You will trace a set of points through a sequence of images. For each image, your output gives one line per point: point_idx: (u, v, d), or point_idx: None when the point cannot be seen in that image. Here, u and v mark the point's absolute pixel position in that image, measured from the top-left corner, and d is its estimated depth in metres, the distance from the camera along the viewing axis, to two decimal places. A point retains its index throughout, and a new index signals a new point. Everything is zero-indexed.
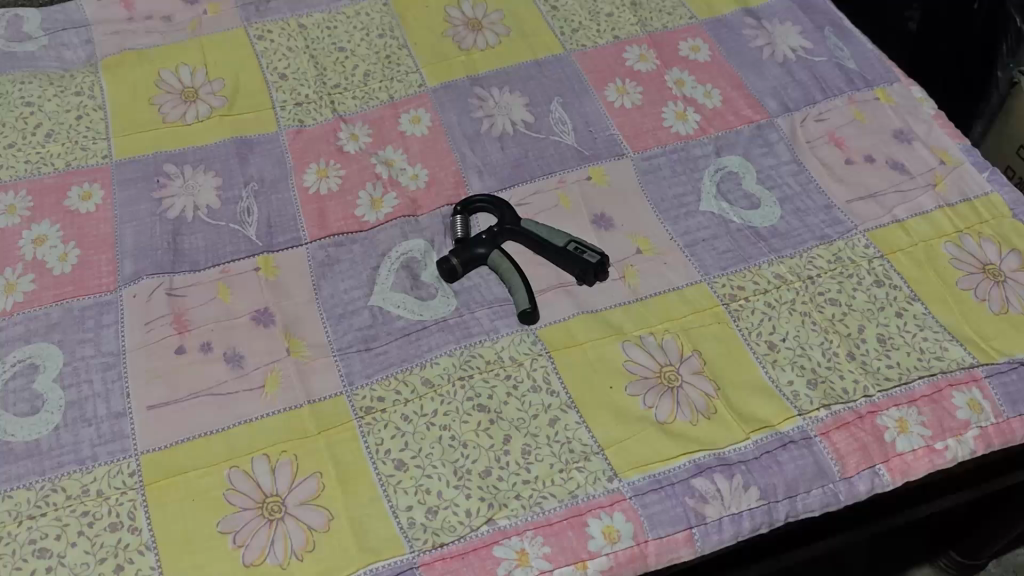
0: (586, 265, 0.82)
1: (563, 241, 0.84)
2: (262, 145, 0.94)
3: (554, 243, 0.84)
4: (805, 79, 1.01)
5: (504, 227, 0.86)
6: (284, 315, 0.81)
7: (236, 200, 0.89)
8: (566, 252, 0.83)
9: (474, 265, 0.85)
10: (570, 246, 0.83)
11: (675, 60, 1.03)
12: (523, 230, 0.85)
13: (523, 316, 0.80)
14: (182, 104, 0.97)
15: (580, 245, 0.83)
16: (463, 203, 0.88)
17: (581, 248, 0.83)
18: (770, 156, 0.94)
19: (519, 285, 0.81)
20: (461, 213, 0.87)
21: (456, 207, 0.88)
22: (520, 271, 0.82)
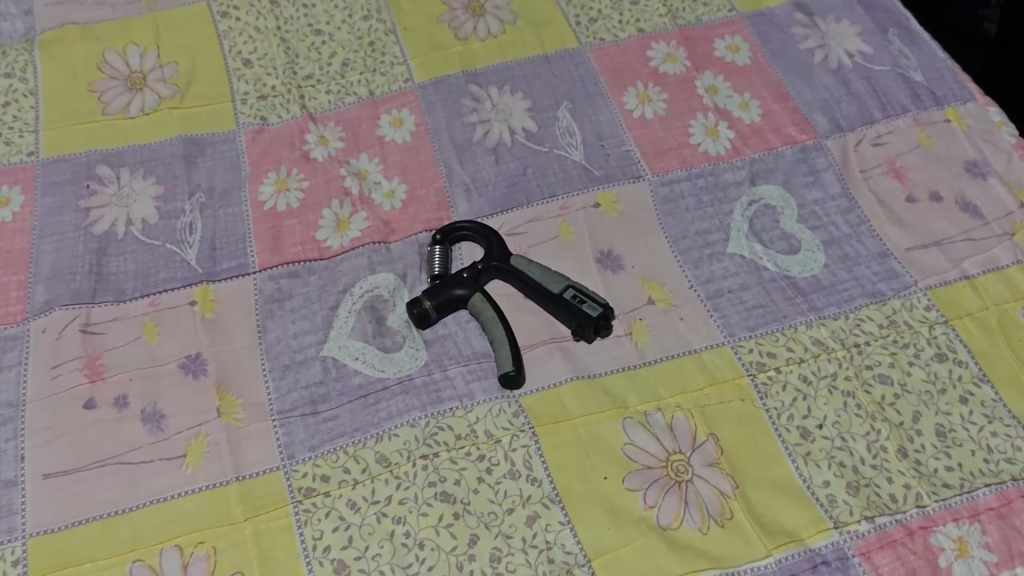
0: (588, 319, 0.68)
1: (560, 286, 0.70)
2: (215, 147, 0.81)
3: (550, 288, 0.70)
4: (861, 92, 0.85)
5: (492, 264, 0.72)
6: (219, 364, 0.67)
7: (177, 214, 0.76)
8: (564, 300, 0.69)
9: (451, 309, 0.70)
10: (569, 294, 0.69)
11: (707, 61, 0.88)
12: (515, 270, 0.71)
13: (506, 378, 0.66)
14: (127, 92, 0.84)
15: (581, 293, 0.69)
16: (444, 232, 0.74)
17: (582, 297, 0.69)
18: (815, 186, 0.79)
19: (503, 339, 0.67)
20: (441, 243, 0.73)
21: (435, 234, 0.74)
22: (506, 321, 0.68)
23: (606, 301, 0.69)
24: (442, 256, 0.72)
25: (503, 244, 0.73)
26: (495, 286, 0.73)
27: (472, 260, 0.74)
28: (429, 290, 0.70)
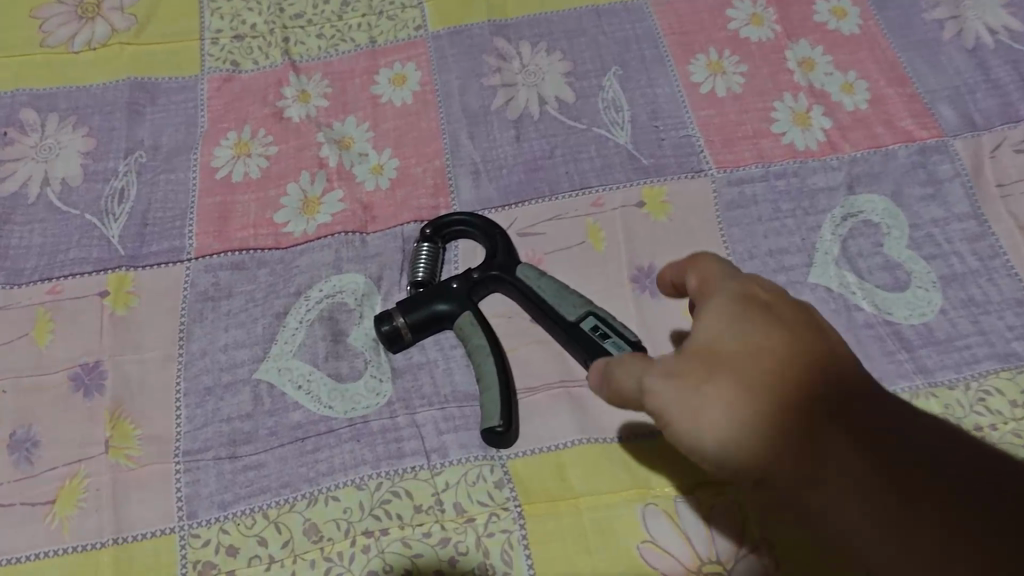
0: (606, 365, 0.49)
1: (575, 313, 0.51)
2: (170, 95, 0.65)
3: (564, 316, 0.51)
4: (1005, 79, 0.65)
5: (491, 276, 0.54)
6: (120, 378, 0.51)
7: (107, 177, 0.60)
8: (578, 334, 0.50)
9: (432, 330, 0.53)
10: (587, 324, 0.50)
11: (803, 28, 0.68)
12: (520, 286, 0.53)
13: (490, 436, 0.48)
14: (75, 21, 0.68)
15: (603, 323, 0.50)
16: (433, 224, 0.56)
17: (603, 330, 0.49)
18: (935, 200, 0.59)
19: (491, 380, 0.49)
20: (429, 240, 0.56)
21: (422, 228, 0.56)
22: (500, 355, 0.50)
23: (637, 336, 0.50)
24: (428, 260, 0.55)
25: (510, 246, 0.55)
26: (498, 300, 0.56)
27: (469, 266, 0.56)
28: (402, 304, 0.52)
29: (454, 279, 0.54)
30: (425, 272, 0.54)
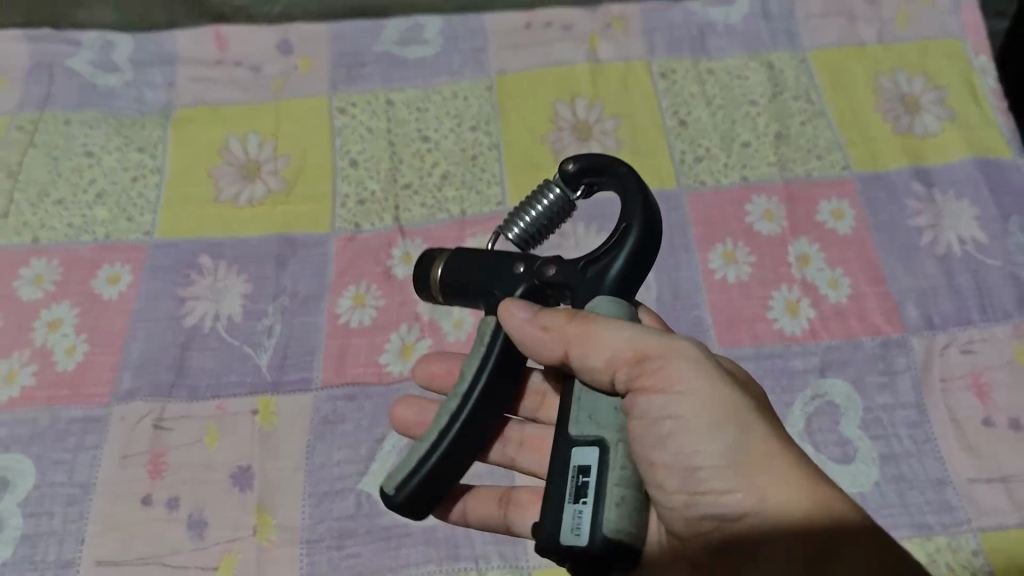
0: (561, 543, 0.46)
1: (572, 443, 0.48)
2: (308, 248, 0.86)
3: (574, 431, 0.49)
4: (965, 286, 0.80)
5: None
6: (263, 480, 0.72)
7: (260, 315, 0.82)
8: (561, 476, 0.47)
9: (475, 297, 0.56)
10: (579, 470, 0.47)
11: (806, 226, 0.85)
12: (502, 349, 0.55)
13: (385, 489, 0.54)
14: (241, 181, 0.91)
15: (591, 494, 0.46)
16: (578, 163, 0.54)
17: (585, 494, 0.46)
18: (888, 389, 0.75)
19: (426, 439, 0.54)
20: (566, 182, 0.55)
21: (565, 163, 0.55)
22: (461, 429, 0.54)
23: (620, 540, 0.45)
24: (540, 213, 0.54)
25: (629, 254, 0.52)
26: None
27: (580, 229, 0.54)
28: (461, 256, 0.57)
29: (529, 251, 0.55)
30: (526, 229, 0.54)
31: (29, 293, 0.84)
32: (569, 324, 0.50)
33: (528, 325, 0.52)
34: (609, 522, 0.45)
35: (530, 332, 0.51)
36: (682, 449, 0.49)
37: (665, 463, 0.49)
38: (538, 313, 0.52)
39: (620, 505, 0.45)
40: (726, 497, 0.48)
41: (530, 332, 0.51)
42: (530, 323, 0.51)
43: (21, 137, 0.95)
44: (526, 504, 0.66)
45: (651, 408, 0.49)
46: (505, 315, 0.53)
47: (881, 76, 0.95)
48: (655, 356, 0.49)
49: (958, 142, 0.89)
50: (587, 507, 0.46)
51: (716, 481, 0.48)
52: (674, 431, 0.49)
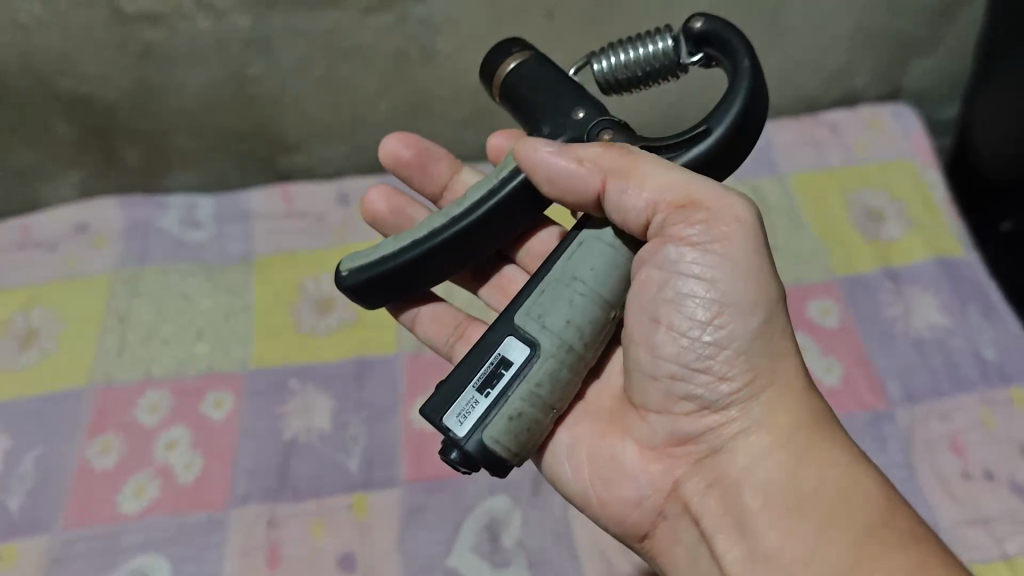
0: (444, 418, 0.62)
1: (508, 339, 0.63)
2: (380, 367, 1.02)
3: (518, 320, 0.64)
4: (937, 365, 0.96)
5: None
6: (364, 563, 0.87)
7: (346, 426, 0.97)
8: (486, 362, 0.63)
9: (526, 103, 0.73)
10: (499, 365, 0.63)
11: (800, 322, 1.01)
12: (489, 203, 0.69)
13: (341, 269, 0.73)
14: (318, 313, 1.07)
15: (491, 394, 0.62)
16: (706, 23, 0.65)
17: (489, 389, 0.62)
18: (882, 452, 0.89)
19: (406, 239, 0.71)
20: (688, 37, 0.66)
21: (697, 22, 0.66)
22: (427, 249, 0.70)
23: (490, 448, 0.61)
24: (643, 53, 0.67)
25: (698, 149, 0.64)
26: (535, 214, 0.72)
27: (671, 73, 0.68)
28: (520, 73, 0.73)
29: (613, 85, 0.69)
30: (623, 57, 0.67)
31: (147, 418, 0.99)
32: (613, 158, 0.64)
33: (578, 157, 0.64)
34: (487, 430, 0.61)
35: (573, 169, 0.64)
36: (706, 320, 0.63)
37: (677, 329, 0.64)
38: (564, 148, 0.65)
39: (509, 419, 0.61)
40: (723, 370, 0.64)
41: (568, 170, 0.65)
42: (569, 159, 0.65)
43: (125, 286, 1.11)
44: (474, 338, 0.84)
45: (690, 271, 0.63)
46: (529, 149, 0.66)
47: (849, 194, 1.13)
48: (710, 217, 0.62)
49: (920, 245, 1.07)
50: (481, 402, 0.62)
51: (723, 356, 0.63)
52: (702, 300, 0.63)
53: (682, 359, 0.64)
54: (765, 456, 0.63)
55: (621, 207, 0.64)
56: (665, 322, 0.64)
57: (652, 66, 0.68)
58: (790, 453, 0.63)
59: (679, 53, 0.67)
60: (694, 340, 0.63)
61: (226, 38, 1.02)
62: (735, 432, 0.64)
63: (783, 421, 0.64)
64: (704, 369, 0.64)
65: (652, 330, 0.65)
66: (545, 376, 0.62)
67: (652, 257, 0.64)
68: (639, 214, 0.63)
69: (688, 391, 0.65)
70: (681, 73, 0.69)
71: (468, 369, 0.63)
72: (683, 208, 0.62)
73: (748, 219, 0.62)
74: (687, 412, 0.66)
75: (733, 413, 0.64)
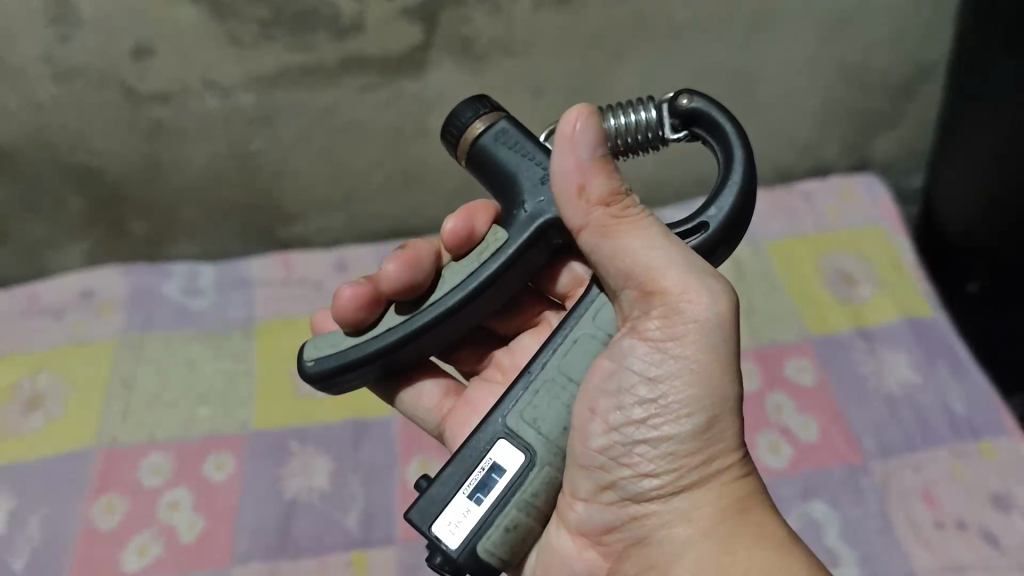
0: (434, 527, 0.61)
1: (500, 441, 0.63)
2: (377, 427, 1.05)
3: (512, 420, 0.63)
4: (908, 419, 1.01)
5: (519, 254, 0.69)
6: None
7: (344, 485, 1.00)
8: (475, 468, 0.63)
9: (502, 167, 0.69)
10: (491, 472, 0.62)
11: (779, 381, 1.06)
12: (468, 287, 0.70)
13: (306, 359, 0.72)
14: None
15: (485, 500, 0.61)
16: (693, 100, 0.67)
17: (483, 495, 0.62)
18: (859, 504, 0.94)
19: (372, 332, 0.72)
20: (674, 112, 0.68)
21: (681, 99, 0.67)
22: (398, 336, 0.71)
23: (484, 558, 0.61)
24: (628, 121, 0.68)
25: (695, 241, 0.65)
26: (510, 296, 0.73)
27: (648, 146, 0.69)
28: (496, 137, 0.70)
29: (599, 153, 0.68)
30: (607, 124, 0.67)
31: (151, 480, 1.02)
32: (603, 211, 0.64)
33: (575, 179, 0.63)
34: (485, 541, 0.61)
35: (570, 198, 0.64)
36: (643, 417, 0.63)
37: (614, 422, 0.64)
38: (592, 162, 0.63)
39: (504, 530, 0.61)
40: (652, 466, 0.63)
41: (572, 195, 0.64)
42: (576, 179, 0.63)
43: (128, 351, 1.15)
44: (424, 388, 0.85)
45: (635, 366, 0.63)
46: (568, 133, 0.63)
47: (822, 258, 1.19)
48: (674, 313, 0.62)
49: (889, 306, 1.13)
50: (473, 510, 0.61)
51: (659, 453, 0.63)
52: (643, 398, 0.63)
53: (613, 451, 0.64)
54: (687, 548, 0.63)
55: (596, 258, 0.65)
56: (603, 415, 0.64)
57: (635, 135, 0.68)
58: (718, 544, 0.62)
59: (663, 126, 0.68)
60: (627, 434, 0.64)
61: (232, 115, 1.08)
62: (660, 525, 0.64)
63: (710, 512, 0.63)
64: (634, 464, 0.64)
65: (588, 420, 0.64)
66: (538, 485, 0.63)
67: (613, 344, 0.65)
68: (613, 279, 0.65)
69: (613, 482, 0.64)
70: (662, 145, 0.70)
71: (457, 475, 0.63)
72: (651, 298, 0.63)
73: (711, 320, 0.62)
74: (613, 503, 0.65)
75: (660, 505, 0.64)
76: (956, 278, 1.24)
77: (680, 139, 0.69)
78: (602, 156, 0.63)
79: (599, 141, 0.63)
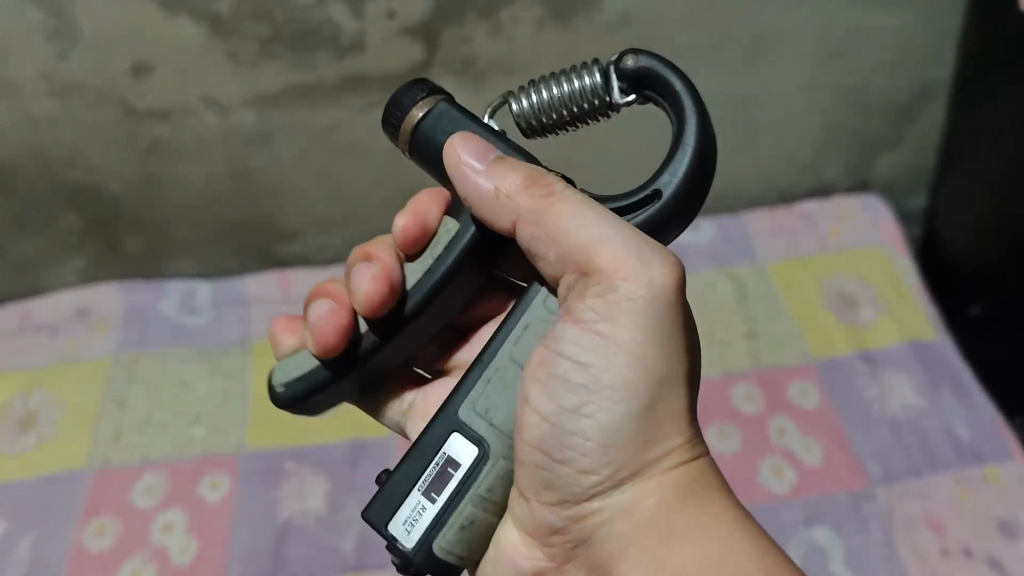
0: (390, 526, 0.60)
1: (454, 435, 0.60)
2: (374, 449, 1.04)
3: (461, 413, 0.60)
4: (912, 445, 1.00)
5: (472, 245, 0.63)
6: None
7: (340, 508, 0.99)
8: (430, 462, 0.60)
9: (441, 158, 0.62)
10: (447, 466, 0.59)
11: (782, 405, 1.04)
12: (422, 288, 0.65)
13: (277, 385, 0.72)
14: None
15: (439, 500, 0.59)
16: (639, 60, 0.60)
17: (437, 495, 0.59)
18: (862, 531, 0.93)
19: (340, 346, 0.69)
20: (621, 74, 0.61)
21: (626, 61, 0.60)
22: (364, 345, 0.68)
23: (440, 557, 0.59)
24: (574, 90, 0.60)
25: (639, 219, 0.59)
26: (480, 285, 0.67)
27: (595, 116, 0.62)
28: (430, 122, 0.62)
29: (547, 128, 0.62)
30: (549, 94, 0.60)
31: (143, 501, 1.01)
32: (528, 198, 0.58)
33: (483, 182, 0.59)
34: (438, 539, 0.58)
35: (487, 200, 0.59)
36: (575, 406, 0.59)
37: (546, 413, 0.60)
38: (489, 166, 0.59)
39: (458, 529, 0.59)
40: (588, 461, 0.60)
41: (483, 194, 0.59)
42: (486, 185, 0.59)
43: (124, 370, 1.14)
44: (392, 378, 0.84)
45: (567, 350, 0.58)
46: (452, 156, 0.60)
47: (824, 280, 1.18)
48: (608, 291, 0.57)
49: (893, 329, 1.11)
50: (428, 508, 0.59)
51: (595, 445, 0.59)
52: (573, 385, 0.59)
53: (546, 445, 0.60)
54: (627, 548, 0.60)
55: (534, 251, 0.60)
56: (534, 404, 0.60)
57: (580, 104, 0.61)
58: (660, 537, 0.59)
59: (611, 91, 0.61)
60: (558, 427, 0.59)
61: (230, 133, 1.08)
62: (600, 523, 0.61)
63: (650, 505, 0.60)
64: (569, 459, 0.60)
65: (519, 412, 0.60)
66: (494, 479, 0.60)
67: (552, 330, 0.60)
68: (550, 267, 0.60)
69: (551, 480, 0.61)
70: (612, 111, 0.63)
71: (411, 468, 0.60)
72: (587, 277, 0.57)
73: (648, 297, 0.56)
74: (553, 500, 0.62)
75: (599, 501, 0.61)
76: (958, 301, 1.23)
77: (631, 103, 0.62)
78: (497, 158, 0.59)
79: (484, 147, 0.60)
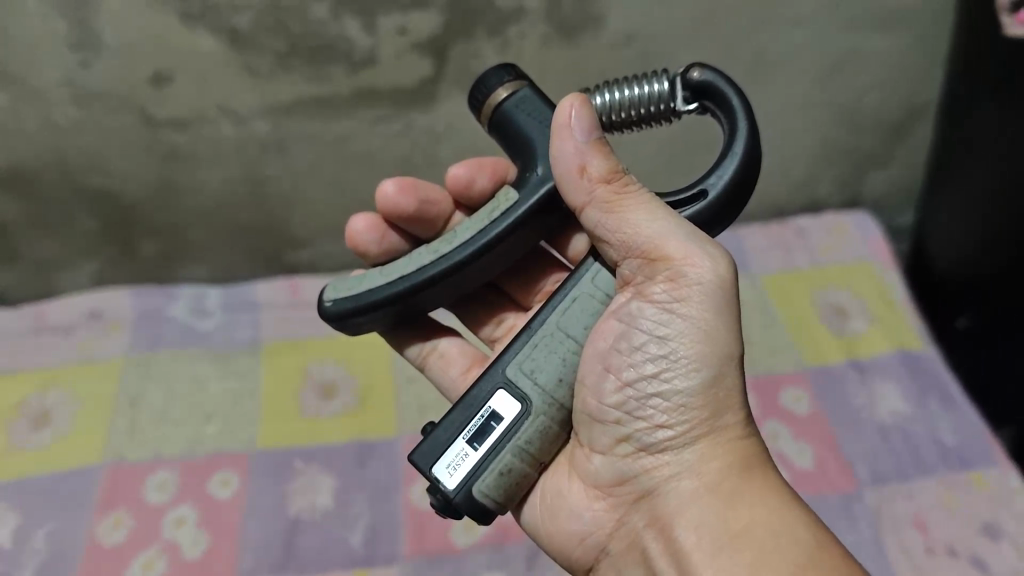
0: (434, 470, 0.67)
1: (499, 392, 0.68)
2: (381, 449, 1.07)
3: (512, 372, 0.68)
4: (901, 450, 1.04)
5: (529, 215, 0.73)
6: None
7: (349, 503, 1.02)
8: (475, 415, 0.68)
9: (518, 132, 0.74)
10: (490, 419, 0.67)
11: (775, 410, 1.08)
12: (474, 246, 0.73)
13: (325, 300, 0.76)
14: (322, 399, 1.13)
15: (481, 448, 0.66)
16: (704, 73, 0.70)
17: (480, 443, 0.67)
18: (854, 530, 0.97)
19: (384, 278, 0.75)
20: (685, 85, 0.70)
21: (692, 75, 0.70)
22: (410, 284, 0.74)
23: (479, 499, 0.66)
24: (640, 94, 0.70)
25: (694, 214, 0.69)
26: (517, 258, 0.77)
27: (660, 120, 0.72)
28: (511, 106, 0.74)
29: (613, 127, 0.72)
30: (619, 94, 0.70)
31: (155, 497, 1.04)
32: (605, 188, 0.68)
33: (575, 160, 0.68)
34: (478, 483, 0.66)
35: (571, 177, 0.69)
36: (654, 372, 0.68)
37: (629, 378, 0.69)
38: (589, 145, 0.68)
39: (497, 475, 0.66)
40: (665, 418, 0.68)
41: (572, 171, 0.69)
42: (576, 162, 0.68)
43: (136, 370, 1.17)
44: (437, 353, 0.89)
45: (646, 326, 0.68)
46: (564, 123, 0.68)
47: (816, 292, 1.22)
48: (678, 276, 0.67)
49: (882, 339, 1.16)
50: (471, 454, 0.66)
51: (674, 404, 0.68)
52: (654, 354, 0.68)
53: (627, 406, 0.69)
54: (695, 500, 0.67)
55: (599, 233, 0.69)
56: (616, 372, 0.69)
57: (645, 106, 0.70)
58: (721, 498, 0.66)
59: (675, 98, 0.70)
60: (640, 390, 0.69)
61: (245, 142, 1.11)
62: (670, 477, 0.69)
63: (716, 467, 0.68)
64: (650, 416, 0.69)
65: (602, 377, 0.70)
66: (533, 433, 0.67)
67: (618, 307, 0.70)
68: (613, 251, 0.69)
69: (629, 434, 0.70)
70: (673, 117, 0.72)
71: (458, 421, 0.68)
72: (654, 264, 0.67)
73: (714, 282, 0.67)
74: (626, 455, 0.70)
75: (671, 456, 0.69)
76: (945, 314, 1.28)
77: (691, 112, 0.71)
78: (599, 140, 0.68)
79: (593, 126, 0.68)
